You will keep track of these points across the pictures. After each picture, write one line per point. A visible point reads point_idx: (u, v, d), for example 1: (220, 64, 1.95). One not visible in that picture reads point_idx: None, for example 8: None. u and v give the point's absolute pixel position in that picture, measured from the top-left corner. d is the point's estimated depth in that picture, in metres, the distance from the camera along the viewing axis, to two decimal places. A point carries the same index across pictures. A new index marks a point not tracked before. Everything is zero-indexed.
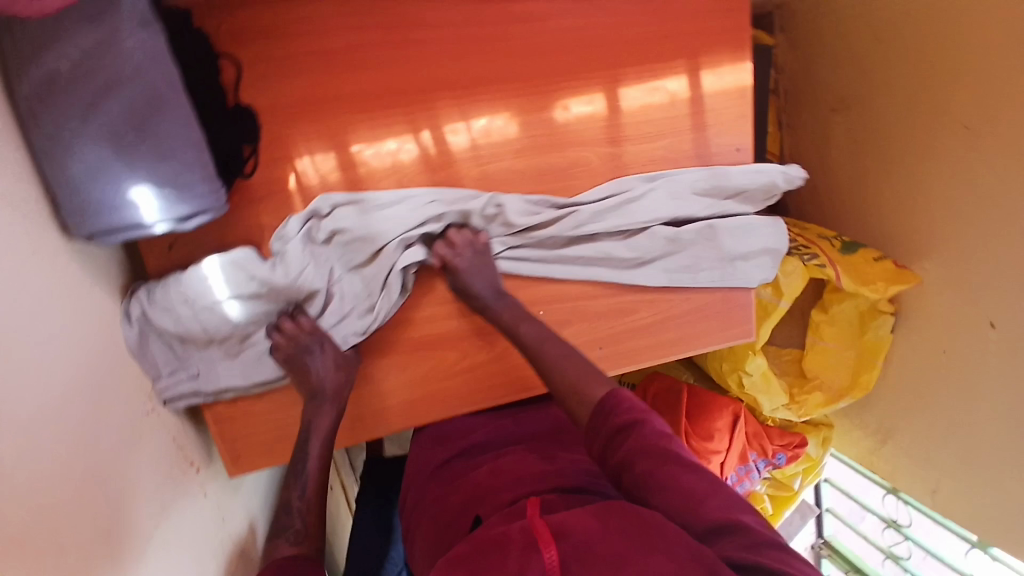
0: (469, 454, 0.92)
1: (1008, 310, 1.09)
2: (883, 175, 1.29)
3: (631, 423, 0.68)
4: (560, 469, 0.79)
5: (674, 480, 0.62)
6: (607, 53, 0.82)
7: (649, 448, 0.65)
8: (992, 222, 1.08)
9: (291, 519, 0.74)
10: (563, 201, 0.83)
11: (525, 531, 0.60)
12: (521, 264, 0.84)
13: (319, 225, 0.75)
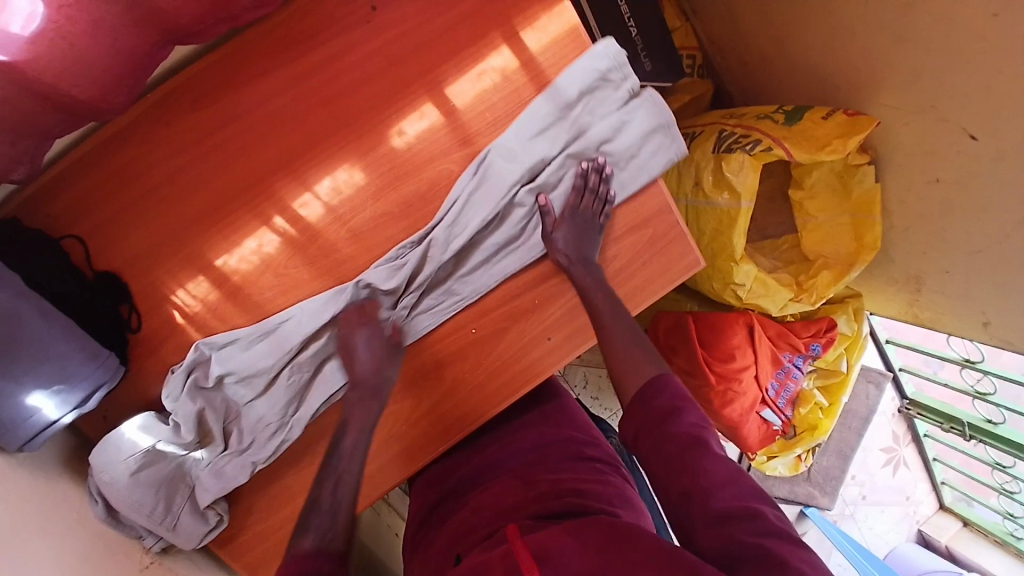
0: (456, 492, 0.86)
1: (978, 114, 0.95)
2: (799, 24, 1.19)
3: (673, 410, 0.66)
4: (543, 494, 0.72)
5: (698, 466, 0.60)
6: (418, 61, 0.78)
7: (677, 439, 0.63)
8: (926, 24, 0.95)
9: (320, 519, 0.61)
10: (419, 237, 0.79)
11: (506, 557, 0.54)
12: (426, 313, 0.82)
13: (202, 373, 0.76)
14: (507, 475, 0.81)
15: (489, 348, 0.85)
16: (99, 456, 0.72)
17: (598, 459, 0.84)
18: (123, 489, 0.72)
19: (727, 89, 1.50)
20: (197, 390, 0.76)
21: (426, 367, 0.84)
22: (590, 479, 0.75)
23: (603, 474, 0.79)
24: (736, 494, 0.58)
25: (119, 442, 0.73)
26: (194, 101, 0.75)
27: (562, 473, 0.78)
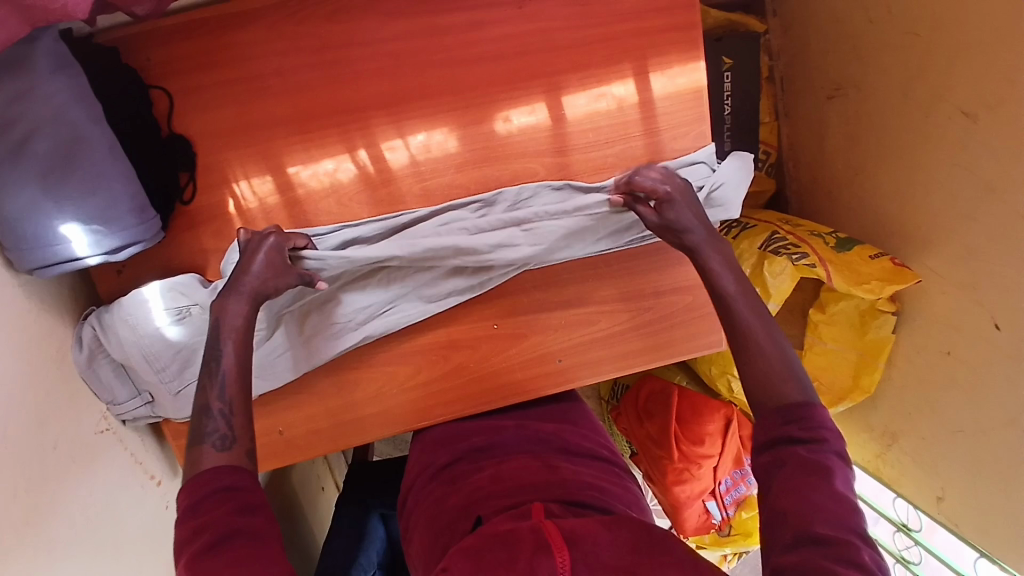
0: (474, 455, 0.85)
1: (1012, 309, 1.00)
2: (878, 163, 1.24)
3: (808, 440, 0.56)
4: (564, 482, 0.76)
5: (794, 492, 0.53)
6: (548, 60, 0.79)
7: (804, 465, 0.54)
8: (994, 215, 1.01)
9: (214, 423, 0.58)
10: (499, 204, 0.80)
11: (536, 531, 0.61)
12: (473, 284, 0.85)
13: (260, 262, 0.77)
14: (524, 453, 0.83)
15: (504, 347, 0.87)
16: (127, 304, 0.74)
17: (611, 463, 0.87)
18: (136, 340, 0.74)
19: (786, 195, 1.55)
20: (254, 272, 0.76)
21: (441, 341, 0.86)
22: (607, 479, 0.81)
23: (620, 483, 0.83)
24: (835, 525, 0.50)
25: (146, 300, 0.75)
26: (329, 11, 0.75)
27: (580, 466, 0.82)
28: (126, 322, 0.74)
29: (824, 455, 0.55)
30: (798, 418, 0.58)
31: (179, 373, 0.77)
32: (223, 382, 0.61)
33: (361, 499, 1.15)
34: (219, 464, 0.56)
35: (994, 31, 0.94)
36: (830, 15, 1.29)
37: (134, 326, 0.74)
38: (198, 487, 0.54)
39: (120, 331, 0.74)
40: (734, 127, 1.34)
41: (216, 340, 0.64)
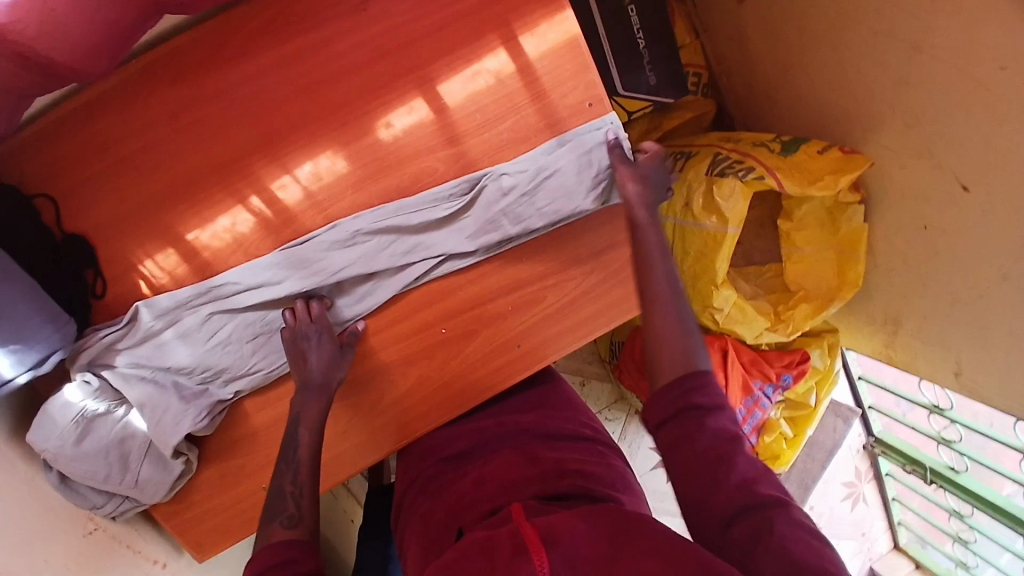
0: (458, 461, 0.83)
1: (976, 165, 0.95)
2: (804, 53, 1.19)
3: (711, 407, 0.63)
4: (547, 474, 0.73)
5: (730, 465, 0.59)
6: (411, 55, 0.77)
7: (717, 435, 0.60)
8: (928, 71, 0.96)
9: (285, 503, 0.63)
10: (409, 207, 0.78)
11: (513, 535, 0.57)
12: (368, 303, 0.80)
13: (147, 328, 0.75)
14: (506, 448, 0.81)
15: (456, 350, 0.84)
16: (64, 403, 0.71)
17: (597, 443, 0.85)
18: (94, 430, 0.72)
19: (729, 112, 1.50)
20: (144, 339, 0.75)
21: (392, 361, 0.83)
22: (592, 461, 0.78)
23: (604, 459, 0.80)
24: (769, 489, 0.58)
25: (57, 404, 0.71)
26: (181, 69, 0.74)
27: (564, 451, 0.79)
28: (46, 432, 0.70)
29: (726, 420, 0.62)
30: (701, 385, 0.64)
31: (147, 447, 0.74)
32: (298, 467, 0.67)
33: (377, 528, 1.13)
34: (289, 535, 0.60)
35: None
36: None
37: (56, 434, 0.70)
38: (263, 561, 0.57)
39: (70, 428, 0.71)
40: (654, 60, 1.30)
41: (293, 430, 0.71)
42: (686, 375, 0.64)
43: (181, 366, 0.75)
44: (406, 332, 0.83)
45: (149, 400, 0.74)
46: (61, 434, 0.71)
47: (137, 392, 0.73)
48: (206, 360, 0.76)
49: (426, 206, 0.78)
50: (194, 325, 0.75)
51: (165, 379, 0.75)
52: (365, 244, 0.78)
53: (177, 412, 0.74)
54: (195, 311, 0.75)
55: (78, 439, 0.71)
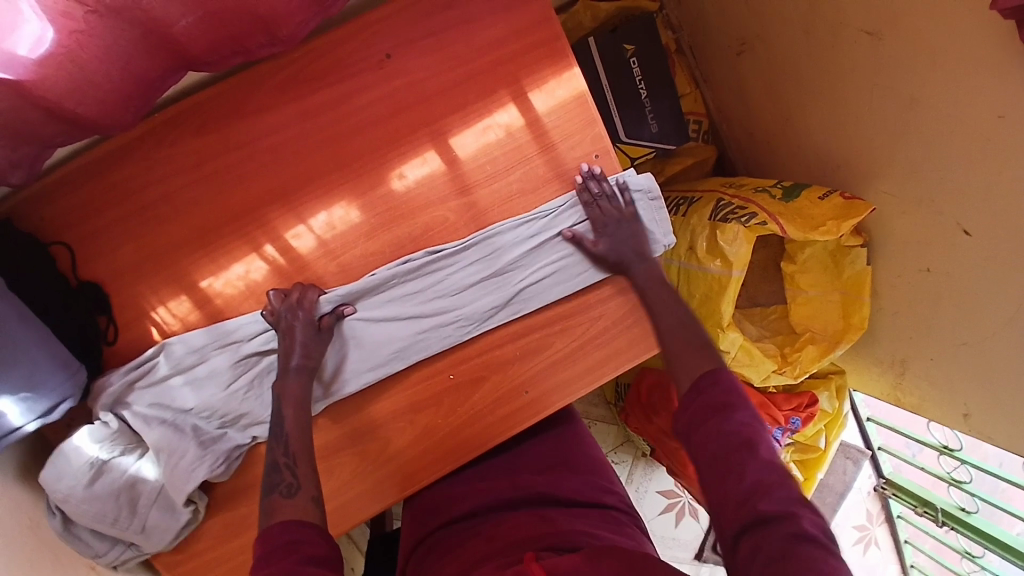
0: (473, 517, 0.82)
1: (975, 211, 0.97)
2: (802, 103, 1.23)
3: (723, 406, 0.60)
4: (560, 532, 0.72)
5: (739, 472, 0.56)
6: (423, 108, 0.80)
7: (727, 441, 0.57)
8: (924, 122, 0.99)
9: (280, 475, 0.63)
10: (441, 252, 0.80)
11: (520, 575, 0.57)
12: (407, 352, 0.81)
13: (170, 368, 0.75)
14: (520, 510, 0.79)
15: (465, 397, 0.84)
16: (79, 445, 0.71)
17: (613, 511, 0.83)
18: (106, 473, 0.72)
19: (731, 157, 1.53)
20: (164, 379, 0.75)
21: (401, 408, 0.82)
22: (606, 529, 0.76)
23: (621, 529, 0.79)
24: (780, 500, 0.53)
25: (72, 445, 0.71)
26: (200, 122, 0.76)
27: (578, 517, 0.77)
28: (60, 472, 0.70)
29: (743, 418, 0.59)
30: (707, 385, 0.62)
31: (157, 494, 0.74)
32: (287, 442, 0.67)
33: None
34: (288, 516, 0.58)
35: None
36: None
37: (69, 474, 0.70)
38: (268, 538, 0.55)
39: (84, 469, 0.71)
40: (655, 108, 1.34)
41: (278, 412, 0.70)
42: (701, 375, 0.63)
43: (200, 409, 0.76)
44: (413, 382, 0.83)
45: (166, 443, 0.73)
46: (74, 475, 0.70)
47: (155, 434, 0.73)
48: (227, 404, 0.76)
49: (455, 256, 0.81)
50: (223, 365, 0.76)
51: (182, 421, 0.75)
52: (402, 288, 0.80)
53: (193, 458, 0.74)
54: (219, 355, 0.76)
55: (91, 481, 0.71)
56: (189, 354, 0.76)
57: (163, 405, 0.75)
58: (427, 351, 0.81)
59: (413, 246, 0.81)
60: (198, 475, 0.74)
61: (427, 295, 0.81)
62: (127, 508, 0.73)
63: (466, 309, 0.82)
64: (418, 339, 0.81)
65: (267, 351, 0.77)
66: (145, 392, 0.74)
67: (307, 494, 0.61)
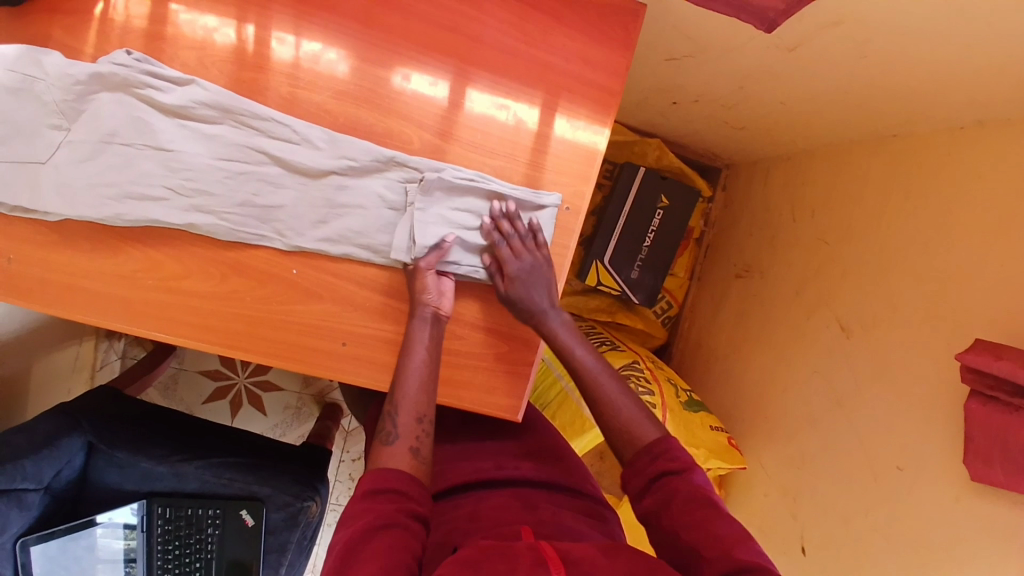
0: (477, 489, 0.82)
1: (826, 538, 1.00)
2: (755, 347, 1.28)
3: (679, 470, 0.70)
4: (542, 522, 0.73)
5: (708, 523, 0.63)
6: (472, 46, 0.79)
7: (687, 497, 0.66)
8: (836, 429, 1.01)
9: (385, 423, 0.74)
10: (392, 160, 0.77)
11: (532, 549, 0.57)
12: (299, 226, 0.77)
13: (150, 96, 0.73)
14: (504, 490, 0.81)
15: (294, 300, 0.78)
16: (33, 97, 0.73)
17: (595, 503, 0.84)
18: (37, 136, 0.74)
19: (672, 350, 1.59)
20: (140, 103, 0.74)
21: (231, 259, 0.77)
22: (587, 521, 0.77)
23: (601, 520, 0.79)
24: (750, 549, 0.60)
25: (33, 96, 0.73)
26: None
27: (561, 505, 0.79)
28: (10, 108, 0.73)
29: (694, 480, 0.69)
30: (666, 454, 0.72)
31: (55, 184, 0.74)
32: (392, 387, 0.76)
33: (72, 414, 0.98)
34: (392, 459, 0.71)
35: (881, 254, 1.00)
36: (764, 203, 1.38)
37: (15, 115, 0.73)
38: (346, 536, 0.61)
39: (25, 119, 0.73)
40: (646, 260, 1.40)
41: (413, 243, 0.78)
42: (652, 442, 0.73)
43: (151, 150, 0.74)
44: (263, 246, 0.77)
45: (95, 153, 0.74)
46: (13, 118, 0.73)
47: (97, 139, 0.74)
48: (176, 162, 0.74)
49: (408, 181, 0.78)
50: (198, 132, 0.75)
51: (127, 146, 0.74)
52: (338, 170, 0.77)
53: (111, 183, 0.74)
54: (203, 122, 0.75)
55: (18, 132, 0.73)
56: (174, 99, 0.73)
57: (120, 121, 0.73)
58: (314, 246, 0.77)
59: (360, 133, 0.78)
60: (102, 200, 0.74)
61: (356, 190, 0.78)
62: (47, 169, 0.74)
63: (379, 233, 0.78)
64: (318, 222, 0.77)
65: (244, 149, 0.76)
66: (115, 99, 0.73)
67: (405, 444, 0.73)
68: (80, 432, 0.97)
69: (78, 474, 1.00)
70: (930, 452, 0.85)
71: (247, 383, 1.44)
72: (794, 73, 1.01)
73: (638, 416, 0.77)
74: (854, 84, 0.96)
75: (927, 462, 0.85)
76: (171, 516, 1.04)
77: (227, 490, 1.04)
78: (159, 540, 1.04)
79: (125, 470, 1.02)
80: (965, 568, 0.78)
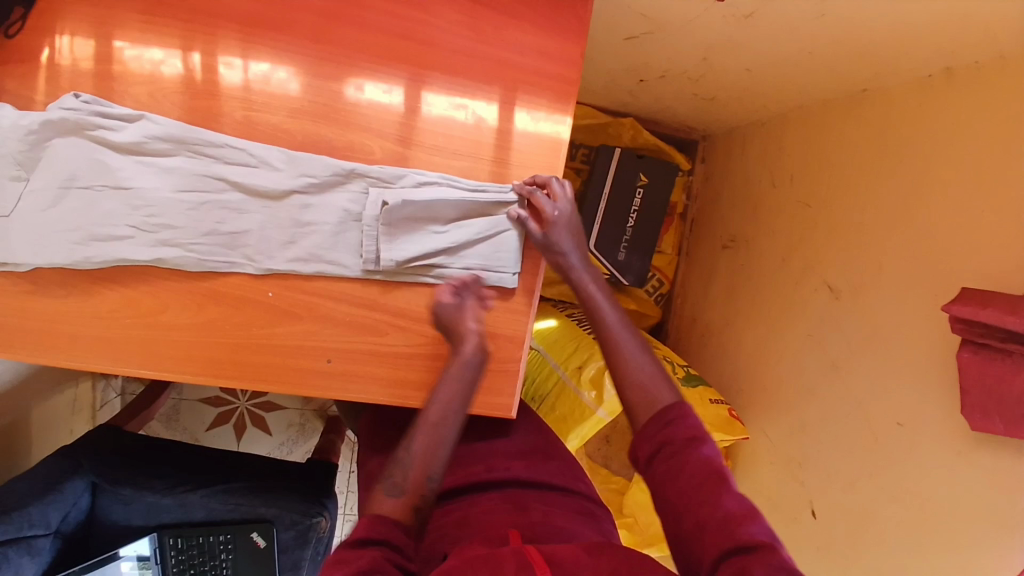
0: (469, 493, 0.82)
1: (833, 500, 1.00)
2: (747, 316, 1.27)
3: (687, 437, 0.63)
4: (534, 524, 0.73)
5: (714, 500, 0.57)
6: (422, 49, 0.78)
7: (696, 469, 0.60)
8: (833, 391, 1.01)
9: (396, 469, 0.66)
10: (353, 173, 0.77)
11: (517, 553, 0.58)
12: (268, 249, 0.76)
13: (105, 137, 0.73)
14: (496, 493, 0.81)
15: (273, 323, 0.77)
16: None
17: (586, 500, 0.85)
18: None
19: (669, 327, 1.59)
20: (96, 144, 0.73)
21: (206, 288, 0.77)
22: (577, 520, 0.78)
23: (592, 517, 0.81)
24: (763, 533, 0.54)
25: None
26: None
27: (554, 506, 0.79)
28: None
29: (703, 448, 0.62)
30: (677, 418, 0.65)
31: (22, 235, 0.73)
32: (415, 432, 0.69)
33: (72, 456, 1.00)
34: (392, 509, 0.63)
35: (862, 213, 0.99)
36: (743, 171, 1.37)
37: None
38: None
39: None
40: (631, 241, 1.39)
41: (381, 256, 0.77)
42: (664, 408, 0.67)
43: (112, 189, 0.74)
44: (236, 273, 0.77)
45: (58, 199, 0.74)
46: None
47: (57, 185, 0.73)
48: (139, 198, 0.74)
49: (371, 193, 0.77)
50: (157, 166, 0.75)
51: (88, 189, 0.74)
52: (301, 189, 0.76)
53: (78, 227, 0.74)
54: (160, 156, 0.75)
55: None
56: (128, 136, 0.73)
57: (78, 164, 0.73)
58: (286, 268, 0.77)
59: (320, 149, 0.77)
60: (71, 245, 0.74)
61: (321, 207, 0.77)
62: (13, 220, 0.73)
63: (350, 248, 0.78)
64: (288, 243, 0.77)
65: (204, 178, 0.75)
66: (71, 144, 0.73)
67: (411, 496, 0.65)
68: (80, 474, 0.98)
69: (84, 515, 1.01)
70: (926, 406, 0.85)
71: (248, 406, 1.45)
72: (758, 40, 1.00)
73: (650, 381, 0.71)
74: (818, 44, 0.94)
75: (926, 417, 0.85)
76: (184, 546, 1.05)
77: (235, 515, 1.05)
78: (174, 572, 1.05)
79: (131, 506, 1.02)
80: (972, 518, 0.78)
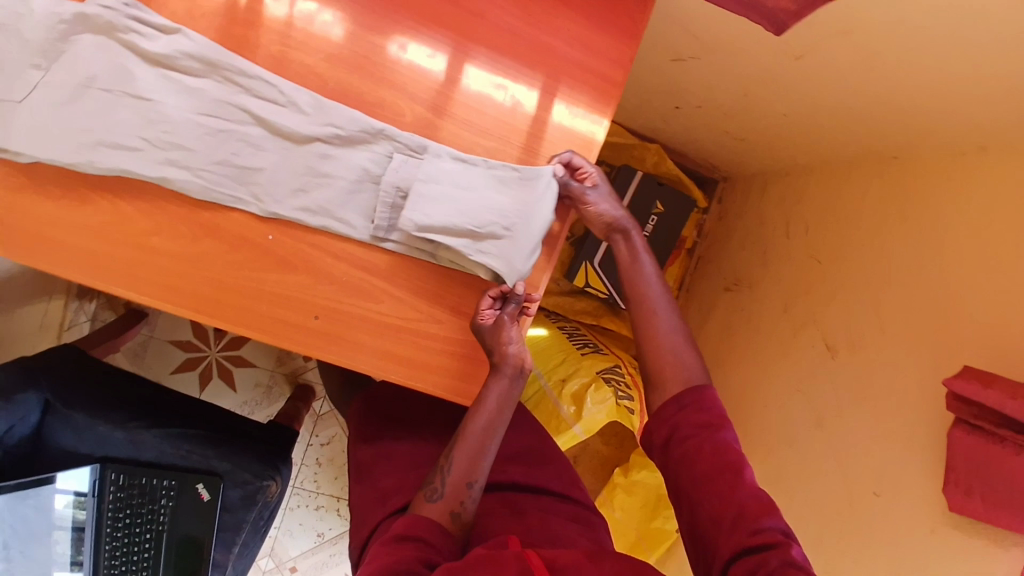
0: None
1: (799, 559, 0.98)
2: (738, 360, 1.26)
3: (707, 425, 0.68)
4: (530, 529, 0.72)
5: (728, 492, 0.62)
6: (472, 23, 0.77)
7: (712, 462, 0.65)
8: (815, 448, 0.99)
9: (434, 476, 0.71)
10: (380, 132, 0.75)
11: (518, 560, 0.56)
12: (279, 191, 0.74)
13: (137, 44, 0.71)
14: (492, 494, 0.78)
15: (267, 268, 0.74)
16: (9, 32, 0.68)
17: (581, 509, 0.83)
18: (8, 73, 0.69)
19: None
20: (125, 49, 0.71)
21: (206, 220, 0.74)
22: (575, 529, 0.76)
23: (586, 526, 0.78)
24: (772, 524, 0.58)
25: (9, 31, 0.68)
26: None
27: (551, 513, 0.77)
28: None
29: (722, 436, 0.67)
30: (698, 406, 0.70)
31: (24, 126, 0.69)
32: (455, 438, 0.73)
33: (31, 373, 0.94)
34: (433, 511, 0.68)
35: (873, 274, 0.99)
36: (757, 216, 1.37)
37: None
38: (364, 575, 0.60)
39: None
40: None
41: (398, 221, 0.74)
42: (685, 391, 0.72)
43: (132, 98, 0.71)
44: (240, 209, 0.74)
45: (72, 96, 0.70)
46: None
47: (75, 82, 0.70)
48: (157, 113, 0.71)
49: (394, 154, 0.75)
50: (183, 85, 0.72)
51: (106, 92, 0.71)
52: (324, 137, 0.74)
53: (88, 129, 0.70)
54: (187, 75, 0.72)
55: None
56: (161, 48, 0.71)
57: (103, 66, 0.70)
58: (293, 214, 0.74)
59: (351, 101, 0.75)
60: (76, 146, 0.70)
61: (341, 158, 0.75)
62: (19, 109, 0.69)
63: (362, 207, 0.76)
64: (300, 188, 0.74)
65: (228, 106, 0.73)
66: (99, 43, 0.70)
67: (450, 501, 0.69)
68: (37, 389, 0.93)
69: (31, 432, 0.95)
70: (909, 477, 0.83)
71: (219, 357, 1.40)
72: (799, 83, 1.00)
73: (677, 360, 0.75)
74: (857, 99, 0.95)
75: (905, 489, 0.83)
76: (126, 484, 0.97)
77: (185, 463, 1.01)
78: (108, 512, 0.97)
79: (81, 435, 0.97)
80: None
